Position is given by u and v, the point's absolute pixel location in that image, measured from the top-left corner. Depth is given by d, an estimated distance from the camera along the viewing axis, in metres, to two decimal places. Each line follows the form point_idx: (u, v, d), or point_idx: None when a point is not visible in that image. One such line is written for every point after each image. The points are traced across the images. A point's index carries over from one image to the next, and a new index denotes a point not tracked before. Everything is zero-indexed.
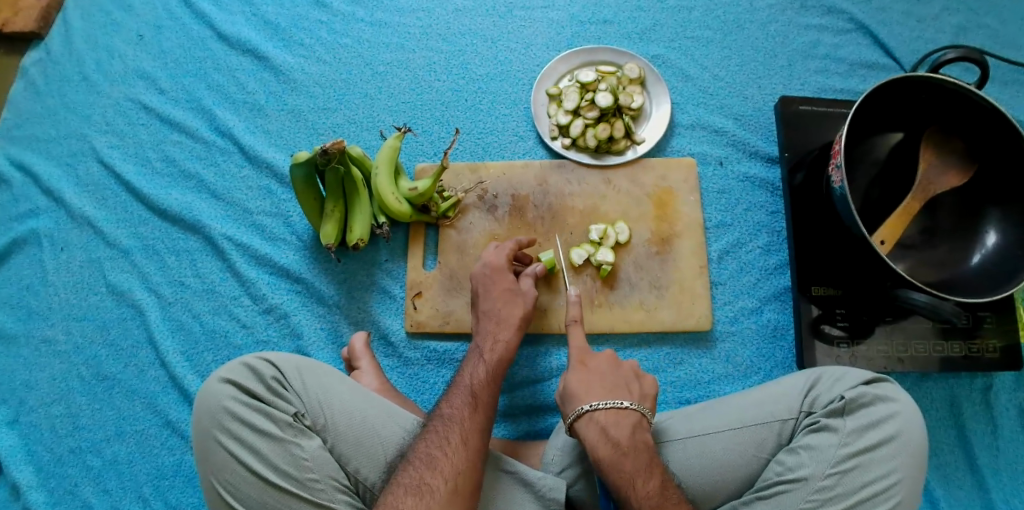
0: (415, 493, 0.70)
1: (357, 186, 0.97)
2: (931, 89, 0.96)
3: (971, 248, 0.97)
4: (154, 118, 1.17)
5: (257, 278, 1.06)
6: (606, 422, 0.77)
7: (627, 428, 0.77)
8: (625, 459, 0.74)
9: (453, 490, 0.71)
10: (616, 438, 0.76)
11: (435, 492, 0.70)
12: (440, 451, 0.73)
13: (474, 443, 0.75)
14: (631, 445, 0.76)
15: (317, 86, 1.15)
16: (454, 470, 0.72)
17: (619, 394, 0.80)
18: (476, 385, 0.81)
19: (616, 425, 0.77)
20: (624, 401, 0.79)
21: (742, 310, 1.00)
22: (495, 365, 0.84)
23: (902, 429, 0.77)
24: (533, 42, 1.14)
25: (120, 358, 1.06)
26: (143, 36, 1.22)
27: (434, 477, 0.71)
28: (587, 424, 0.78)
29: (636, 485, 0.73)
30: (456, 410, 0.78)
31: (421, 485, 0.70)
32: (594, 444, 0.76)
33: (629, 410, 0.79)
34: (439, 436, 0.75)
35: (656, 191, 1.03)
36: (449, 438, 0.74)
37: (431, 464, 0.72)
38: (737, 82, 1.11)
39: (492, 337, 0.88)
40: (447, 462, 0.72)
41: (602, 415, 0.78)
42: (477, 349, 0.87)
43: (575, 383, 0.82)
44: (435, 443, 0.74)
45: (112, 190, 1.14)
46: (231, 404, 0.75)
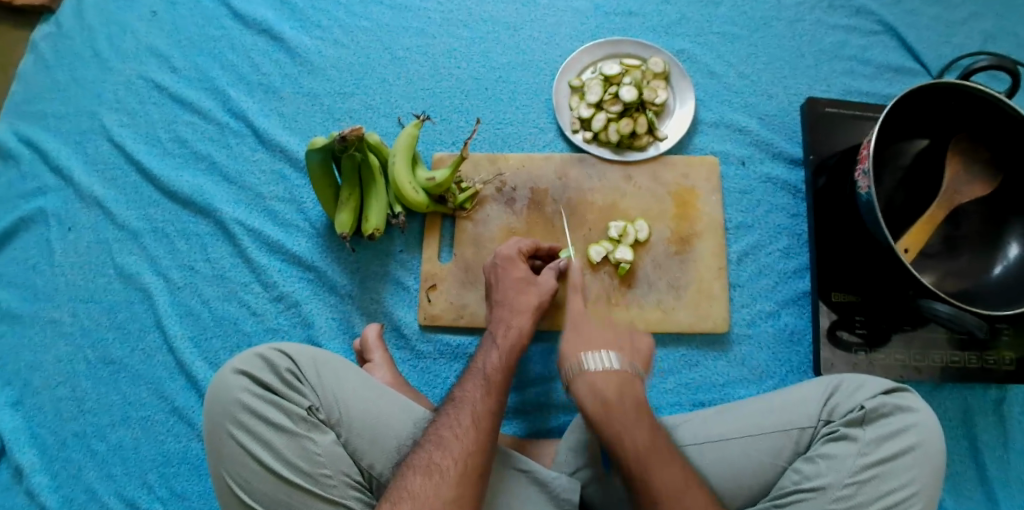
0: (424, 473, 0.69)
1: (374, 174, 0.96)
2: (962, 96, 0.95)
3: (994, 259, 0.96)
4: (166, 97, 1.15)
5: (268, 264, 1.04)
6: (597, 380, 0.76)
7: (616, 382, 0.76)
8: (612, 417, 0.74)
9: (464, 473, 0.69)
10: (603, 391, 0.75)
11: (445, 472, 0.69)
12: (451, 433, 0.72)
13: (484, 426, 0.72)
14: (619, 402, 0.75)
15: (333, 70, 1.13)
16: (464, 451, 0.70)
17: (607, 346, 0.79)
18: (488, 370, 0.78)
19: (606, 383, 0.76)
20: (615, 359, 0.78)
21: (760, 313, 0.99)
22: (508, 351, 0.81)
23: (922, 440, 0.77)
24: (555, 32, 1.12)
25: (127, 342, 1.05)
26: (156, 12, 1.19)
27: (443, 457, 0.70)
28: (579, 384, 0.77)
29: (628, 441, 0.72)
30: (466, 394, 0.76)
31: (431, 466, 0.69)
32: (584, 399, 0.76)
33: (619, 366, 0.77)
34: (449, 419, 0.73)
35: (677, 190, 1.01)
36: (459, 421, 0.73)
37: (442, 445, 0.71)
38: (762, 81, 1.09)
39: (505, 323, 0.84)
40: (459, 443, 0.71)
41: (598, 377, 0.76)
42: (489, 335, 0.84)
43: (573, 350, 0.80)
44: (443, 424, 0.73)
45: (121, 170, 1.12)
46: (246, 397, 0.74)
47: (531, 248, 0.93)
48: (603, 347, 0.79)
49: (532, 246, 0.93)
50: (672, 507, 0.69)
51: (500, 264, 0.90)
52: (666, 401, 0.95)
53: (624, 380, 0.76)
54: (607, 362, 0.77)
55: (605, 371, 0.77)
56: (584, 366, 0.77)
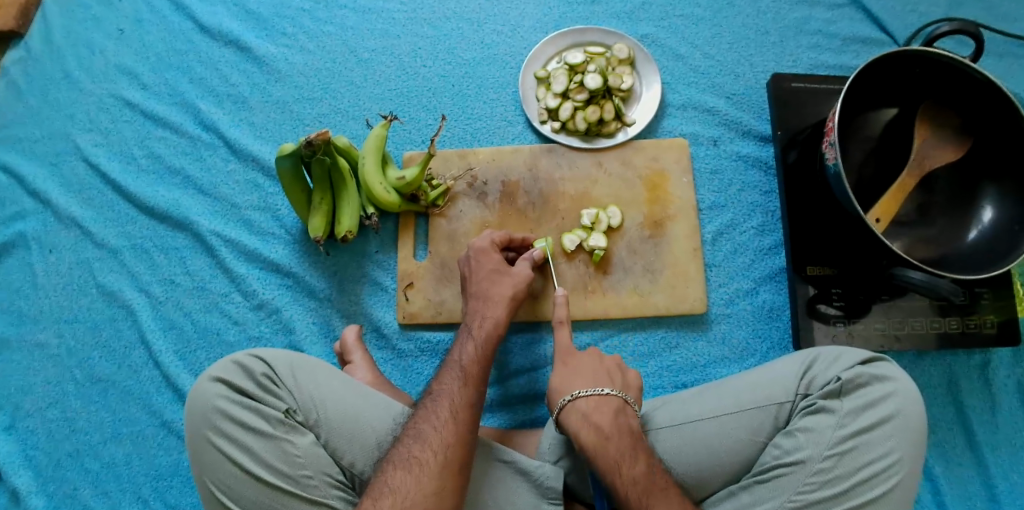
0: (403, 466, 0.69)
1: (344, 177, 0.96)
2: (926, 63, 0.95)
3: (968, 223, 0.97)
4: (137, 113, 1.15)
5: (247, 274, 1.05)
6: (589, 410, 0.76)
7: (608, 413, 0.76)
8: (608, 446, 0.74)
9: (443, 465, 0.69)
10: (600, 422, 0.76)
11: (424, 465, 0.69)
12: (430, 426, 0.72)
13: (461, 419, 0.72)
14: (614, 429, 0.75)
15: (301, 76, 1.13)
16: (443, 443, 0.70)
17: (599, 382, 0.80)
18: (465, 362, 0.79)
19: (600, 413, 0.77)
20: (605, 389, 0.79)
21: (738, 291, 0.99)
22: (484, 342, 0.81)
23: (900, 409, 0.77)
24: (519, 24, 1.12)
25: (113, 359, 1.06)
26: (122, 30, 1.20)
27: (423, 450, 0.70)
28: (570, 415, 0.77)
29: (622, 470, 0.72)
30: (443, 388, 0.76)
31: (410, 459, 0.69)
32: (577, 431, 0.76)
33: (610, 396, 0.78)
34: (428, 412, 0.73)
35: (648, 174, 1.01)
36: (438, 414, 0.73)
37: (420, 438, 0.71)
38: (728, 61, 1.09)
39: (480, 314, 0.84)
40: (437, 435, 0.71)
41: (591, 408, 0.77)
42: (464, 328, 0.84)
43: (562, 385, 0.80)
44: (422, 418, 0.73)
45: (98, 189, 1.13)
46: (223, 404, 0.74)
47: (504, 240, 0.92)
48: (594, 381, 0.80)
49: (505, 237, 0.92)
50: None
51: (474, 257, 0.90)
52: (648, 386, 0.96)
53: (618, 409, 0.77)
54: (596, 391, 0.77)
55: (597, 400, 0.78)
56: (573, 398, 0.77)
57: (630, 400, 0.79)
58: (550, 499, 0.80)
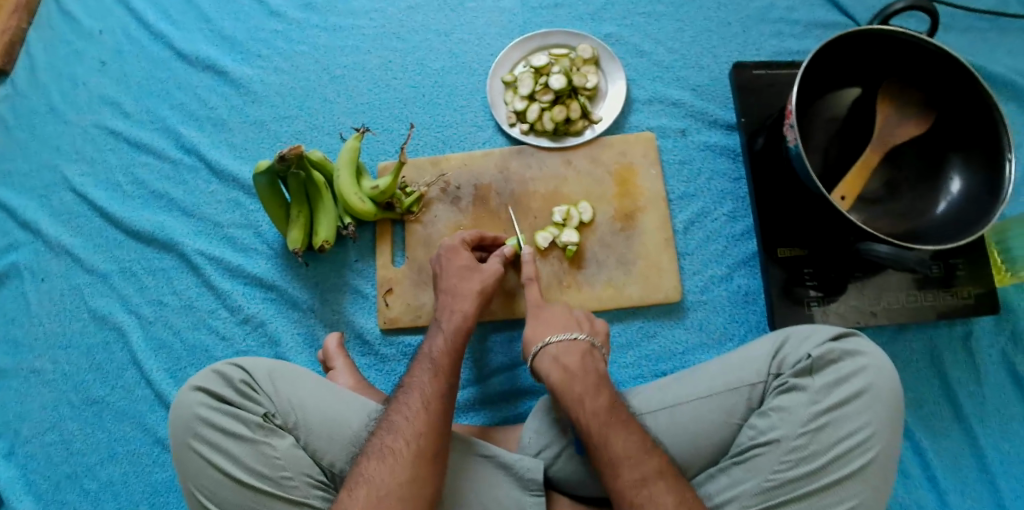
0: (377, 457, 0.70)
1: (319, 189, 0.99)
2: (883, 42, 0.96)
3: (936, 196, 0.97)
4: (121, 141, 1.19)
5: (232, 289, 1.07)
6: (559, 351, 0.82)
7: (577, 354, 0.82)
8: (574, 382, 0.78)
9: (415, 454, 0.70)
10: (568, 364, 0.81)
11: (398, 455, 0.70)
12: (402, 417, 0.74)
13: (431, 407, 0.74)
14: (581, 369, 0.80)
15: (277, 96, 1.16)
16: (415, 433, 0.72)
17: (569, 326, 0.86)
18: (436, 354, 0.81)
19: (570, 356, 0.82)
20: (577, 333, 0.85)
21: (712, 278, 1.00)
22: (454, 335, 0.83)
23: (872, 383, 0.78)
24: (485, 32, 1.14)
25: (107, 381, 1.08)
26: (104, 62, 1.24)
27: (396, 440, 0.72)
28: (543, 358, 0.83)
29: (585, 402, 0.76)
30: (414, 380, 0.78)
31: (384, 450, 0.71)
32: (547, 371, 0.81)
33: (579, 340, 0.84)
34: (401, 405, 0.75)
35: (617, 169, 1.03)
36: (410, 406, 0.74)
37: (393, 430, 0.73)
38: (692, 54, 1.11)
39: (449, 308, 0.86)
40: (410, 426, 0.72)
41: (559, 351, 0.82)
42: (435, 324, 0.86)
43: (535, 333, 0.86)
44: (395, 410, 0.75)
45: (86, 217, 1.16)
46: (204, 411, 0.79)
47: (475, 240, 0.95)
48: (564, 326, 0.86)
49: (476, 237, 0.95)
50: (626, 467, 0.70)
51: (444, 255, 0.92)
52: (629, 377, 0.97)
53: (585, 351, 0.82)
54: (568, 335, 0.84)
55: (566, 344, 0.83)
56: (545, 342, 0.83)
57: (597, 343, 0.85)
58: (532, 491, 0.81)
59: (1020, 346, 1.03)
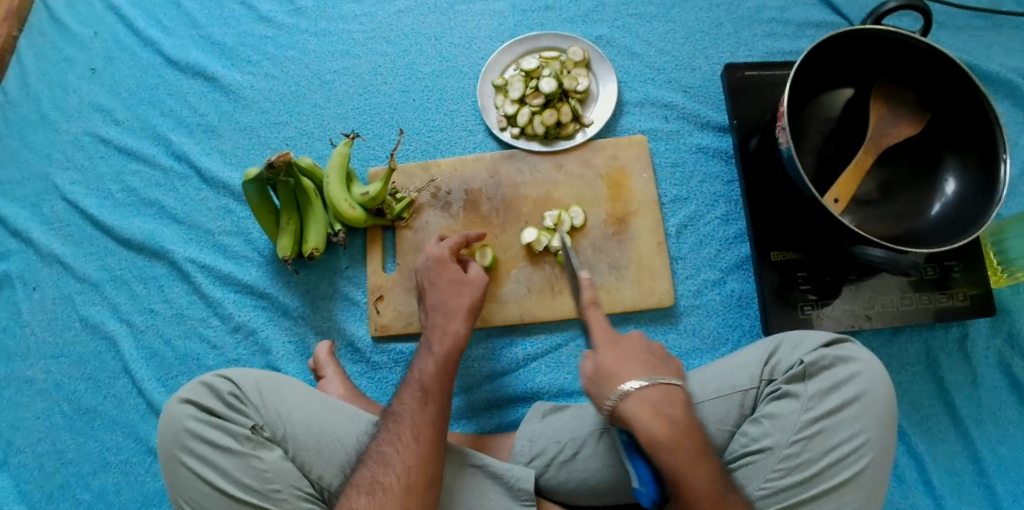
0: (367, 491, 0.71)
1: (309, 196, 0.98)
2: (875, 41, 0.95)
3: (931, 198, 0.97)
4: (112, 149, 1.18)
5: (223, 297, 1.07)
6: (660, 401, 0.73)
7: (681, 406, 0.73)
8: (683, 444, 0.71)
9: (405, 490, 0.71)
10: (673, 418, 0.72)
11: (388, 489, 0.71)
12: (392, 448, 0.73)
13: (421, 439, 0.74)
14: (687, 425, 0.72)
15: (267, 102, 1.15)
16: (405, 465, 0.72)
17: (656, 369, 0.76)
18: (425, 378, 0.80)
19: (670, 405, 0.73)
20: (670, 378, 0.75)
21: (705, 282, 0.99)
22: (444, 357, 0.83)
23: (866, 389, 0.77)
24: (475, 35, 1.13)
25: (99, 390, 1.08)
26: (95, 69, 1.23)
27: (386, 474, 0.71)
28: (637, 405, 0.72)
29: (697, 469, 0.70)
30: (403, 408, 0.77)
31: (374, 483, 0.71)
32: (654, 428, 0.71)
33: (675, 385, 0.75)
34: (389, 435, 0.75)
35: (609, 172, 1.02)
36: (400, 437, 0.74)
37: (383, 462, 0.72)
38: (684, 55, 1.10)
39: (442, 330, 0.87)
40: (399, 458, 0.72)
41: (652, 399, 0.73)
42: (425, 343, 0.86)
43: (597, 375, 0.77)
44: (384, 440, 0.74)
45: (77, 225, 1.16)
46: (192, 424, 0.79)
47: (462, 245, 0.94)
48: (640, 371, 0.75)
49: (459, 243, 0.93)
50: None
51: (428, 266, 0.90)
52: None
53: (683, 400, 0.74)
54: (661, 378, 0.74)
55: (660, 388, 0.74)
56: (636, 385, 0.73)
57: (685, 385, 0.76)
58: (523, 500, 0.81)
59: (1015, 347, 1.03)
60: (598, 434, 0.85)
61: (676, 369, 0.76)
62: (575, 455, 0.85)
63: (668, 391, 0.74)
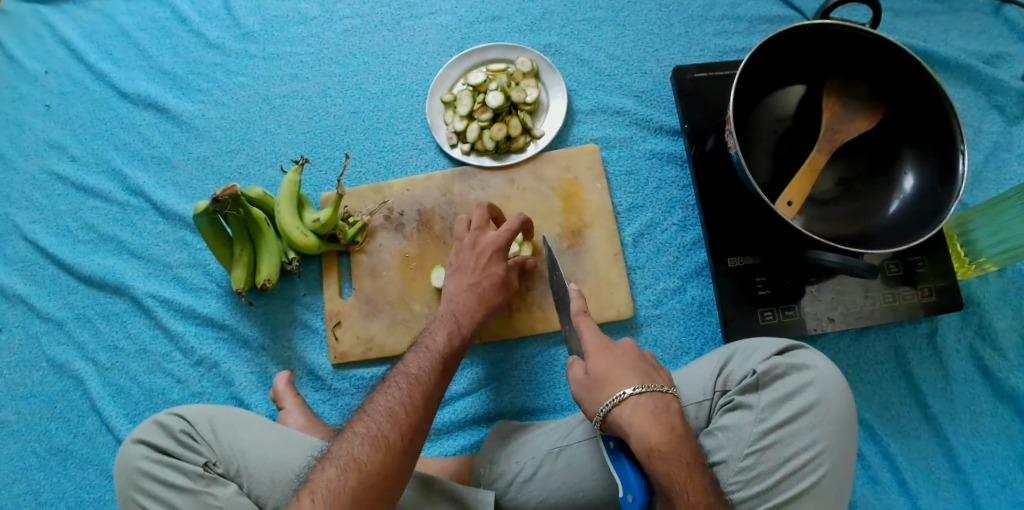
0: (371, 443, 0.69)
1: (261, 226, 0.97)
2: (824, 36, 0.93)
3: (890, 194, 0.94)
4: (69, 187, 1.16)
5: (184, 330, 1.06)
6: (655, 407, 0.71)
7: (677, 413, 0.72)
8: (677, 453, 0.69)
9: (406, 448, 0.70)
10: (672, 423, 0.70)
11: (393, 445, 0.70)
12: (401, 406, 0.73)
13: (428, 404, 0.75)
14: (682, 431, 0.71)
15: (219, 130, 1.14)
16: (412, 426, 0.72)
17: (650, 377, 0.74)
18: (444, 351, 0.82)
19: (665, 409, 0.71)
20: (663, 386, 0.74)
21: (665, 291, 0.98)
22: (464, 335, 0.86)
23: (820, 398, 0.75)
24: (423, 50, 1.12)
25: (69, 429, 1.06)
26: (49, 106, 1.20)
27: (392, 431, 0.71)
28: (629, 410, 0.70)
29: (692, 478, 0.68)
30: (417, 370, 0.78)
31: (378, 436, 0.70)
32: (650, 432, 0.69)
33: (666, 392, 0.73)
34: (399, 392, 0.75)
35: (562, 184, 1.01)
36: (410, 396, 0.74)
37: (392, 418, 0.72)
38: (634, 59, 1.09)
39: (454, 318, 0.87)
40: (407, 417, 0.72)
41: (643, 404, 0.71)
42: (445, 315, 0.87)
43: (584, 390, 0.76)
44: (393, 397, 0.74)
45: (39, 264, 1.13)
46: (146, 464, 0.78)
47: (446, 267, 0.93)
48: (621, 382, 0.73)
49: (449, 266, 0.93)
50: None
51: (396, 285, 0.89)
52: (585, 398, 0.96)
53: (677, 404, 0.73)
54: (652, 385, 0.72)
55: (653, 395, 0.72)
56: (632, 391, 0.71)
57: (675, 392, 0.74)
58: None
59: (986, 339, 1.01)
60: (555, 452, 0.84)
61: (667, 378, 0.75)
62: (533, 475, 0.84)
63: (659, 396, 0.72)
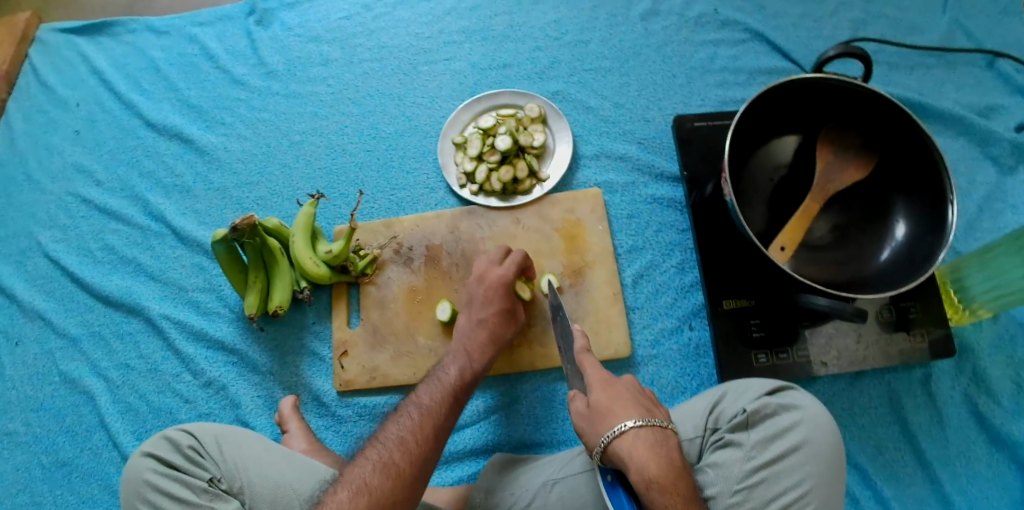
0: (382, 469, 0.72)
1: (275, 255, 1.01)
2: (820, 89, 0.97)
3: (881, 243, 0.98)
4: (92, 209, 1.21)
5: (195, 353, 1.10)
6: (655, 440, 0.72)
7: (676, 448, 0.73)
8: (673, 486, 0.70)
9: (415, 476, 0.73)
10: (671, 455, 0.72)
11: (403, 472, 0.73)
12: (411, 434, 0.76)
13: (437, 434, 0.78)
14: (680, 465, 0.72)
15: (239, 162, 1.20)
16: (420, 454, 0.75)
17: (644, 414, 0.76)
18: (455, 384, 0.85)
19: (664, 443, 0.73)
20: (663, 420, 0.75)
21: (662, 331, 1.01)
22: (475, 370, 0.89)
23: (809, 437, 0.77)
24: (438, 93, 1.19)
25: (77, 442, 1.09)
26: (79, 131, 1.26)
27: (402, 458, 0.74)
28: (626, 441, 0.72)
29: None
30: (429, 401, 0.81)
31: (390, 463, 0.73)
32: (648, 463, 0.70)
33: (666, 426, 0.74)
34: (410, 422, 0.78)
35: (565, 225, 1.05)
36: (421, 425, 0.77)
37: (402, 445, 0.75)
38: (637, 107, 1.14)
39: (463, 354, 0.90)
40: (417, 445, 0.75)
41: (640, 439, 0.72)
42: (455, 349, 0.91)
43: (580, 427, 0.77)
44: (404, 426, 0.77)
45: (59, 282, 1.18)
46: (153, 477, 0.81)
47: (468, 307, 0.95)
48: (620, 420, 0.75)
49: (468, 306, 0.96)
50: None
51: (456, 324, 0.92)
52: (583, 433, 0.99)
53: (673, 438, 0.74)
54: (650, 418, 0.74)
55: (654, 430, 0.73)
56: (629, 425, 0.72)
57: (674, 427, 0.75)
58: None
59: (981, 386, 1.03)
60: (549, 485, 0.86)
61: (666, 412, 0.77)
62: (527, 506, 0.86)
63: (660, 428, 0.74)
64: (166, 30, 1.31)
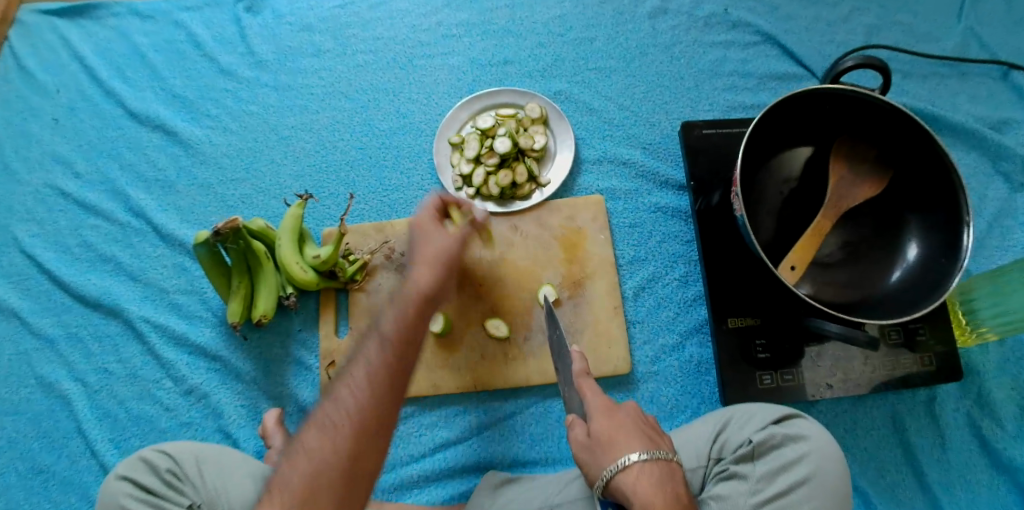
0: (319, 432, 0.67)
1: (260, 259, 0.96)
2: (834, 100, 0.93)
3: (893, 263, 0.94)
4: (71, 203, 1.15)
5: (176, 359, 1.05)
6: (659, 475, 0.69)
7: (682, 483, 0.70)
8: None
9: (358, 431, 0.67)
10: (677, 490, 0.68)
11: (342, 432, 0.66)
12: (349, 391, 0.69)
13: (382, 379, 0.69)
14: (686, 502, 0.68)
15: (225, 157, 1.14)
16: (361, 407, 0.68)
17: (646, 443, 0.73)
18: (405, 312, 0.75)
19: (669, 478, 0.69)
20: (668, 452, 0.71)
21: (663, 348, 0.98)
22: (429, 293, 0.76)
23: (817, 471, 0.74)
24: (434, 89, 1.13)
25: (53, 449, 1.04)
26: (58, 119, 1.20)
27: (340, 417, 0.67)
28: (629, 476, 0.69)
29: None
30: (373, 343, 0.72)
31: (326, 425, 0.67)
32: (653, 500, 0.67)
33: (671, 458, 0.71)
34: (352, 375, 0.70)
35: (565, 233, 1.01)
36: (359, 376, 0.69)
37: (340, 404, 0.68)
38: (643, 110, 1.09)
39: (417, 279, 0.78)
40: (356, 400, 0.68)
41: (642, 474, 0.69)
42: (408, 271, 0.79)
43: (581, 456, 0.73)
44: (346, 381, 0.70)
45: (35, 279, 1.12)
46: (129, 504, 0.77)
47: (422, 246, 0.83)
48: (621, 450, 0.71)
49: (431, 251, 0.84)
50: None
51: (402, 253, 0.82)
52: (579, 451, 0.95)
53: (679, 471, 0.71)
54: (654, 450, 0.70)
55: (659, 464, 0.70)
56: (632, 458, 0.69)
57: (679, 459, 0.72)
58: None
59: (985, 408, 1.00)
60: None
61: (670, 442, 0.73)
62: None
63: (665, 461, 0.70)
64: (151, 14, 1.24)
